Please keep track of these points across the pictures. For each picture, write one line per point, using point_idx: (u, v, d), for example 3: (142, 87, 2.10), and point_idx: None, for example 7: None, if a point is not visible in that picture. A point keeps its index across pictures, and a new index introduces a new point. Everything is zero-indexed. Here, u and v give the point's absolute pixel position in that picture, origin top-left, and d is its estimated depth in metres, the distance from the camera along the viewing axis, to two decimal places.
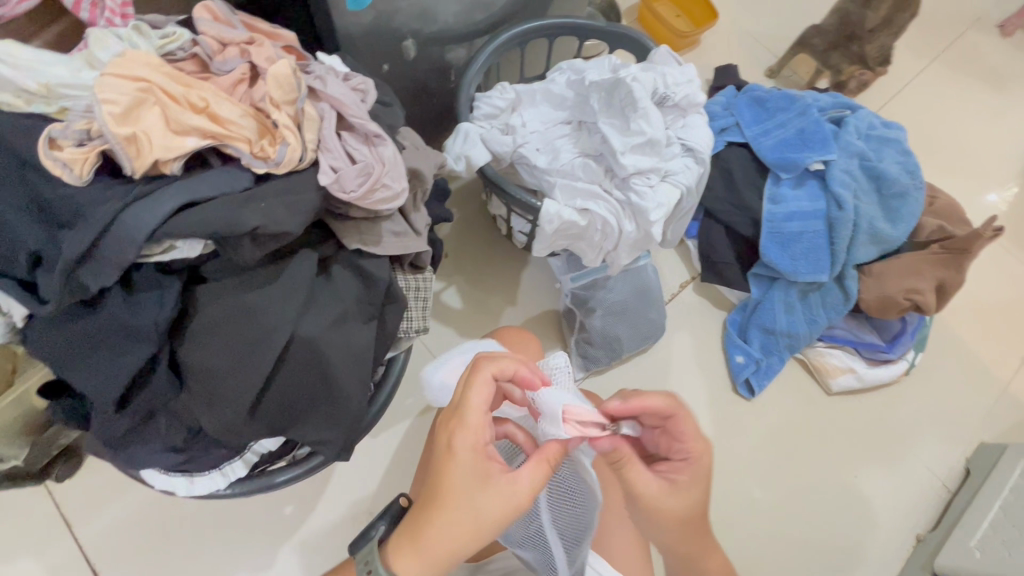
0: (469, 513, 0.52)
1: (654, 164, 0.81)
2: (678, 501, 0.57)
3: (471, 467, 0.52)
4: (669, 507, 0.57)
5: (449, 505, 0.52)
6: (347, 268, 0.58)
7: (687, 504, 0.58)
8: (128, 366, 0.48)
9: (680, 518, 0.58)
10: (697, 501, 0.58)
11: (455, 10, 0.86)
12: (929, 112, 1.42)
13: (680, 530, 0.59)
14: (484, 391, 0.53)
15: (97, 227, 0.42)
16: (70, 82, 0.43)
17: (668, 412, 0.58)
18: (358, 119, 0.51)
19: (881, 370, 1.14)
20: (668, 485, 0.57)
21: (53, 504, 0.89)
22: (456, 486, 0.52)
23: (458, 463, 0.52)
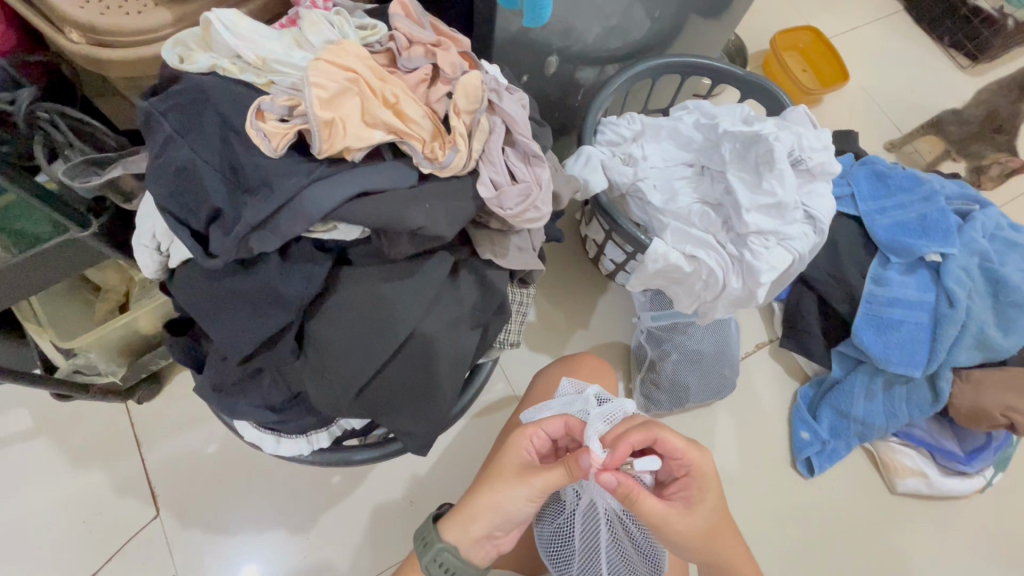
0: (501, 496, 0.63)
1: (775, 227, 0.79)
2: (691, 518, 0.61)
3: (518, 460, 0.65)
4: (681, 526, 0.60)
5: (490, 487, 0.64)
6: (473, 276, 0.59)
7: (700, 521, 0.61)
8: (266, 328, 0.51)
9: (699, 534, 0.61)
10: (711, 512, 0.62)
11: (601, 33, 0.87)
12: None
13: (704, 545, 0.62)
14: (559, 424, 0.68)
15: (278, 199, 0.44)
16: (284, 59, 0.45)
17: (650, 439, 0.61)
18: (524, 137, 0.52)
19: (954, 481, 1.08)
20: (679, 507, 0.61)
21: (131, 423, 0.96)
22: (501, 474, 0.64)
23: (511, 453, 0.65)
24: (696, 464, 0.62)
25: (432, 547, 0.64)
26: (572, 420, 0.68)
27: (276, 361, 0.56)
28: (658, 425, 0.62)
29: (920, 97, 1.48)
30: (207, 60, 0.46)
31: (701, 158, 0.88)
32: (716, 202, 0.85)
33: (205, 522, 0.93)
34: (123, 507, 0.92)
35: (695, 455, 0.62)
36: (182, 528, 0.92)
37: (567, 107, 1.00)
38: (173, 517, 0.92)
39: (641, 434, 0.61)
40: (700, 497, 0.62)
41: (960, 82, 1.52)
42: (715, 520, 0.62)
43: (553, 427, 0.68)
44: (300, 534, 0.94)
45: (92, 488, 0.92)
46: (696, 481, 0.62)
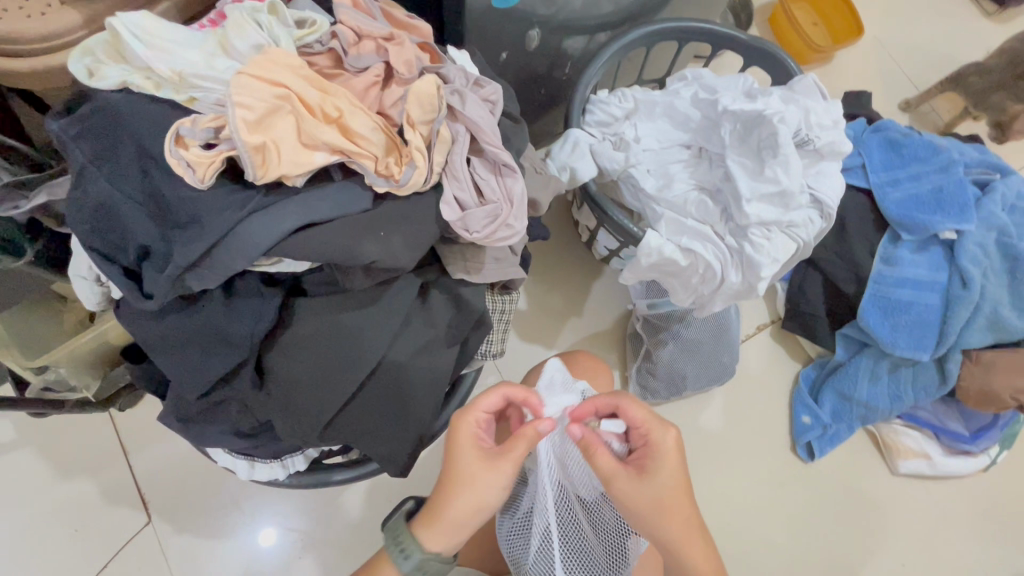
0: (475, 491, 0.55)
1: (778, 216, 0.73)
2: (642, 486, 0.57)
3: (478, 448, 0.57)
4: (628, 491, 0.57)
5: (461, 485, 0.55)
6: (445, 294, 0.55)
7: (651, 492, 0.57)
8: (218, 367, 0.47)
9: (648, 504, 0.57)
10: (665, 486, 0.57)
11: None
12: None
13: (654, 517, 0.57)
14: (494, 396, 0.60)
15: (210, 237, 0.39)
16: (206, 74, 0.39)
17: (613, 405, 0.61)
18: (492, 147, 0.46)
19: (957, 461, 1.06)
20: (631, 472, 0.57)
21: (115, 431, 0.94)
22: (466, 467, 0.56)
23: (463, 443, 0.57)
24: (655, 434, 0.59)
25: (412, 559, 0.55)
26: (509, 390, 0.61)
27: (236, 394, 0.52)
28: (624, 393, 0.61)
29: (941, 50, 1.36)
30: (116, 74, 0.40)
31: (699, 139, 0.81)
32: (715, 188, 0.78)
33: (198, 527, 0.92)
34: (114, 514, 0.91)
35: (653, 424, 0.59)
36: (175, 533, 0.92)
37: (554, 82, 0.92)
38: (165, 523, 0.92)
39: (602, 398, 0.61)
40: (654, 467, 0.57)
41: (985, 32, 1.40)
42: (669, 494, 0.57)
43: (488, 404, 0.59)
44: (293, 536, 0.93)
45: (82, 497, 0.91)
46: (653, 451, 0.58)
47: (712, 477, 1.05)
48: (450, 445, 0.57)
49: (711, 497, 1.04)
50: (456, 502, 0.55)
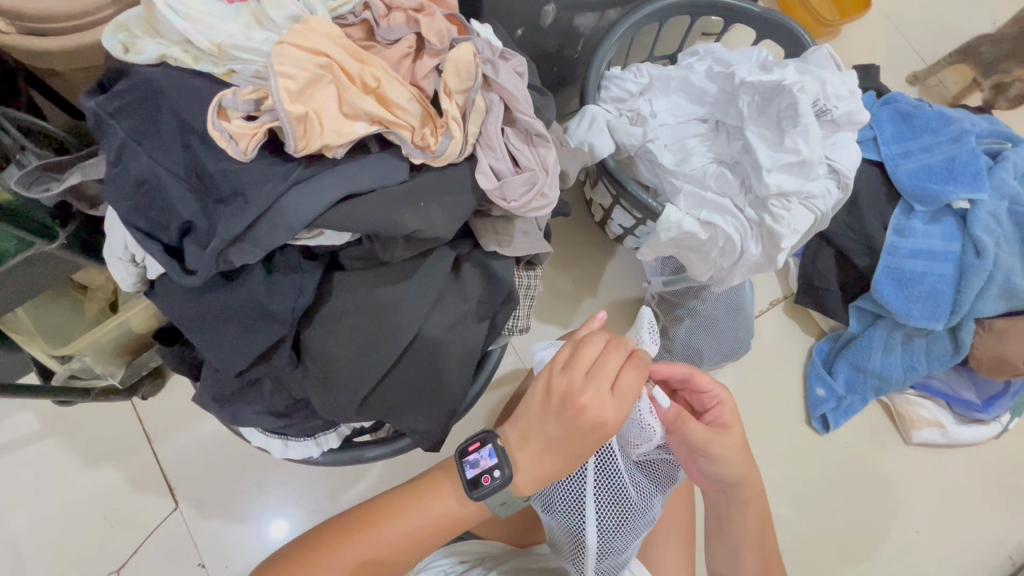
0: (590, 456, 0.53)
1: (798, 186, 0.73)
2: (728, 442, 0.60)
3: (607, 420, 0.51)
4: (718, 448, 0.60)
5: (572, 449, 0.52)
6: (477, 268, 0.55)
7: (736, 442, 0.61)
8: (260, 343, 0.47)
9: (736, 455, 0.61)
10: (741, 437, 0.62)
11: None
12: None
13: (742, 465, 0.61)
14: (619, 354, 0.52)
15: (255, 209, 0.39)
16: (243, 44, 0.39)
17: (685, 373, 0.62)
18: (526, 116, 0.46)
19: (969, 428, 1.07)
20: (715, 430, 0.61)
21: (138, 420, 0.94)
22: (589, 438, 0.51)
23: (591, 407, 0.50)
24: (725, 395, 0.62)
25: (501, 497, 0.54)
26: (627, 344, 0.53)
27: (275, 371, 0.52)
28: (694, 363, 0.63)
29: (947, 23, 1.36)
30: (153, 49, 0.40)
31: (716, 113, 0.81)
32: (732, 161, 0.79)
33: (225, 512, 0.93)
34: (142, 501, 0.92)
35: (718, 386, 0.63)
36: (202, 518, 0.93)
37: (566, 60, 0.92)
38: (193, 508, 0.93)
39: (680, 365, 0.62)
40: (730, 423, 0.62)
41: (991, 5, 1.39)
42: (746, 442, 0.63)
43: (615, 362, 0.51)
44: (318, 518, 0.95)
45: (109, 485, 0.92)
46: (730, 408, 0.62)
47: None
48: (573, 411, 0.50)
49: None
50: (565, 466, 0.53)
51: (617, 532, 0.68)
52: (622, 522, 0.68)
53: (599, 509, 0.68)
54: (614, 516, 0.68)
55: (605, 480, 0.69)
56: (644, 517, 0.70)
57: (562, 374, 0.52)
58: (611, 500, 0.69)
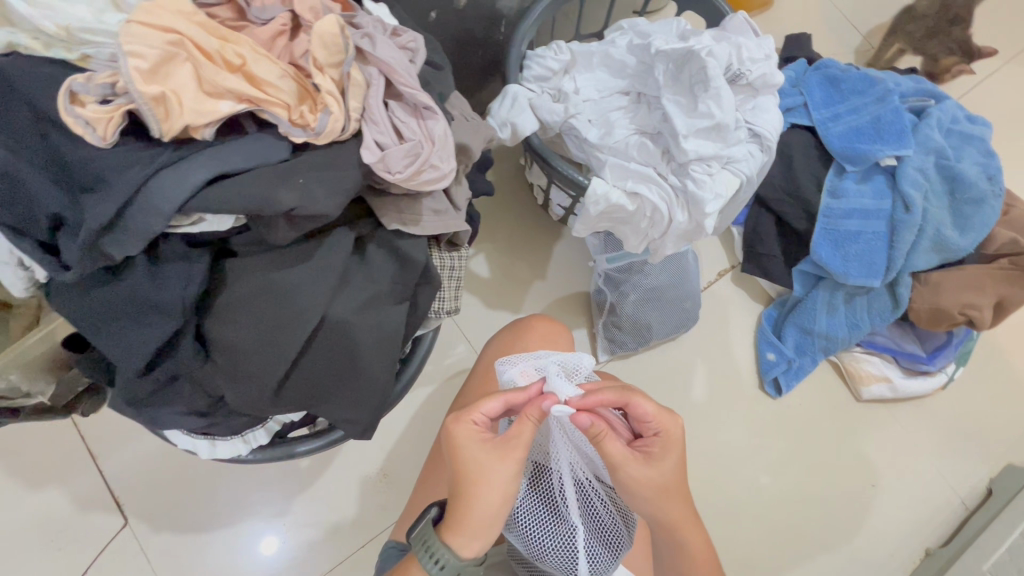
0: (491, 485, 0.52)
1: (717, 150, 0.74)
2: (650, 473, 0.55)
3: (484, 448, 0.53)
4: (635, 475, 0.55)
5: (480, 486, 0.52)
6: (383, 248, 0.54)
7: (656, 479, 0.55)
8: (154, 338, 0.46)
9: (652, 489, 0.55)
10: (670, 472, 0.56)
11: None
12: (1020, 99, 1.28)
13: (657, 500, 0.56)
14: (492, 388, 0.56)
15: (119, 195, 0.38)
16: (93, 26, 0.38)
17: (623, 400, 0.55)
18: (408, 88, 0.46)
19: (917, 381, 1.10)
20: (639, 457, 0.55)
21: (81, 437, 0.92)
22: (472, 462, 0.53)
23: (467, 445, 0.53)
24: (668, 425, 0.56)
25: (447, 567, 0.53)
26: (511, 395, 0.56)
27: (182, 367, 0.51)
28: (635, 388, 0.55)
29: None
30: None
31: (637, 84, 0.81)
32: (655, 131, 0.79)
33: (178, 524, 0.91)
34: (89, 520, 0.90)
35: (667, 416, 0.55)
36: (154, 532, 0.91)
37: (490, 43, 0.92)
38: (143, 523, 0.91)
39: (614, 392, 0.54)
40: (663, 456, 0.55)
41: None
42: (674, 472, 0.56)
43: (487, 408, 0.55)
44: (278, 522, 0.93)
45: (54, 506, 0.90)
46: (671, 442, 0.56)
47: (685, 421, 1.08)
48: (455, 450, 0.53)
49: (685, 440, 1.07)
50: (477, 506, 0.52)
51: (610, 563, 0.62)
52: (611, 552, 0.62)
53: (591, 548, 0.60)
54: (606, 550, 0.61)
55: (588, 509, 0.62)
56: (629, 541, 0.64)
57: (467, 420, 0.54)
58: (597, 531, 0.62)
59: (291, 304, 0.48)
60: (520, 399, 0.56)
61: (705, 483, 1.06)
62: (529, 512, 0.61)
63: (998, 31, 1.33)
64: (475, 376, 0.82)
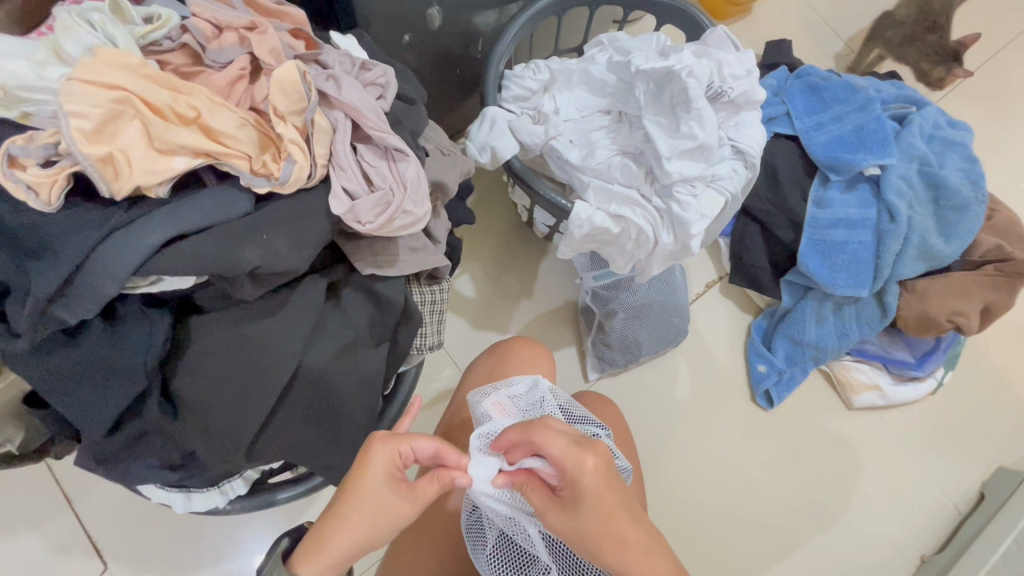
0: (378, 519, 0.51)
1: (701, 171, 0.73)
2: (569, 524, 0.52)
3: (390, 481, 0.52)
4: (556, 526, 0.53)
5: (355, 508, 0.51)
6: (359, 292, 0.52)
7: (578, 529, 0.52)
8: (115, 402, 0.44)
9: (577, 541, 0.53)
10: (591, 521, 0.52)
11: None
12: (1002, 101, 1.28)
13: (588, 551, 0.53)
14: (429, 443, 0.54)
15: (67, 262, 0.36)
16: (32, 84, 0.35)
17: (526, 441, 0.54)
18: (377, 131, 0.44)
19: (906, 387, 1.10)
20: (556, 507, 0.53)
21: (57, 481, 0.88)
22: (375, 489, 0.51)
23: (374, 474, 0.51)
24: (570, 470, 0.52)
25: None
26: (445, 446, 0.55)
27: (148, 425, 0.49)
28: (536, 425, 0.54)
29: None
30: None
31: (617, 104, 0.80)
32: (637, 151, 0.77)
33: (159, 565, 0.88)
34: (66, 567, 0.87)
35: (567, 459, 0.52)
36: None
37: (468, 61, 0.90)
38: (123, 568, 0.88)
39: (514, 433, 0.55)
40: (577, 504, 0.52)
41: None
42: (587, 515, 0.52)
43: (420, 448, 0.54)
44: (265, 561, 0.90)
45: (27, 554, 0.86)
46: (581, 484, 0.52)
47: (678, 437, 1.07)
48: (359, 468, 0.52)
49: (679, 456, 1.06)
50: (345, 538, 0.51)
51: None
52: None
53: None
54: None
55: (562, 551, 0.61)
56: None
57: (396, 462, 0.53)
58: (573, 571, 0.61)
59: (236, 377, 0.46)
60: (451, 455, 0.55)
61: (700, 499, 1.05)
62: (500, 557, 0.60)
63: (977, 32, 1.34)
64: (457, 403, 0.79)
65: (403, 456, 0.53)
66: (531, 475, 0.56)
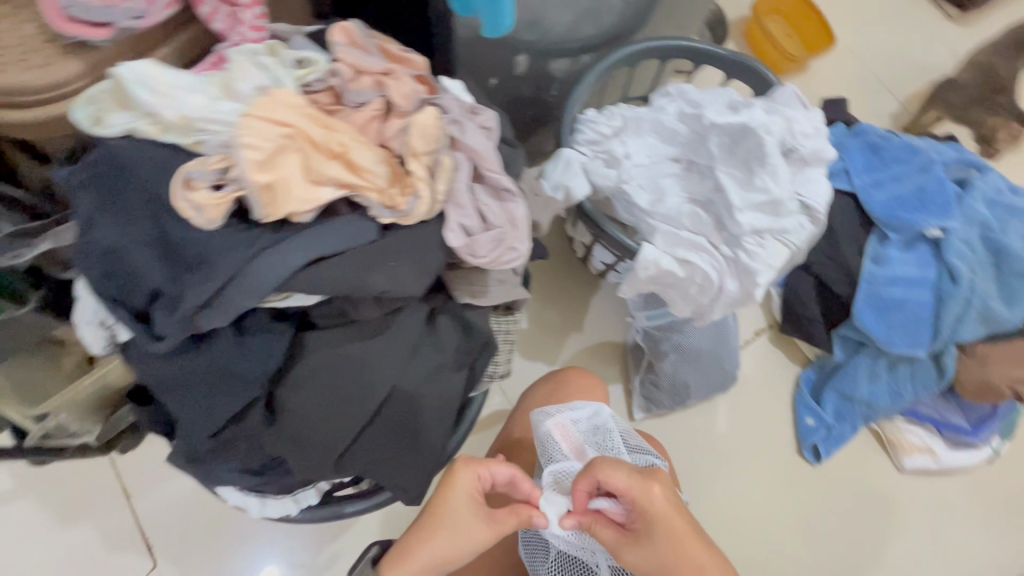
0: (460, 541, 0.55)
1: (771, 224, 0.75)
2: (644, 557, 0.54)
3: (474, 505, 0.56)
4: (632, 560, 0.54)
5: (444, 527, 0.55)
6: (452, 319, 0.55)
7: (655, 560, 0.53)
8: (229, 406, 0.47)
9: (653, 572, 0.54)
10: (665, 551, 0.53)
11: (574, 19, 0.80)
12: None
13: None
14: (505, 469, 0.57)
15: (221, 276, 0.39)
16: (212, 116, 0.41)
17: (594, 480, 0.55)
18: (494, 173, 0.48)
19: (960, 454, 1.06)
20: (630, 541, 0.54)
21: (117, 475, 0.92)
22: (457, 508, 0.55)
23: (459, 496, 0.55)
24: (641, 503, 0.54)
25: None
26: (520, 472, 0.58)
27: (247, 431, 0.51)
28: (601, 463, 0.55)
29: (912, 54, 1.41)
30: (122, 123, 0.41)
31: (688, 153, 0.82)
32: (706, 200, 0.80)
33: (205, 569, 0.90)
34: (118, 562, 0.89)
35: (637, 491, 0.54)
36: None
37: (541, 103, 0.94)
38: (171, 568, 0.90)
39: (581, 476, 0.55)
40: (650, 534, 0.53)
41: (953, 36, 1.44)
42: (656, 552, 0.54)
43: (497, 473, 0.57)
44: (305, 573, 0.91)
45: (83, 545, 0.89)
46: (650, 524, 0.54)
47: (722, 485, 1.05)
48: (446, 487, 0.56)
49: (721, 505, 1.04)
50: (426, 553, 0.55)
51: None
52: None
53: None
54: None
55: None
56: None
57: (477, 485, 0.56)
58: None
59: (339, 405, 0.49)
60: (524, 487, 0.58)
61: (742, 551, 1.02)
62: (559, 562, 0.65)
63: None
64: (517, 421, 0.82)
65: (483, 480, 0.57)
66: (601, 513, 0.56)
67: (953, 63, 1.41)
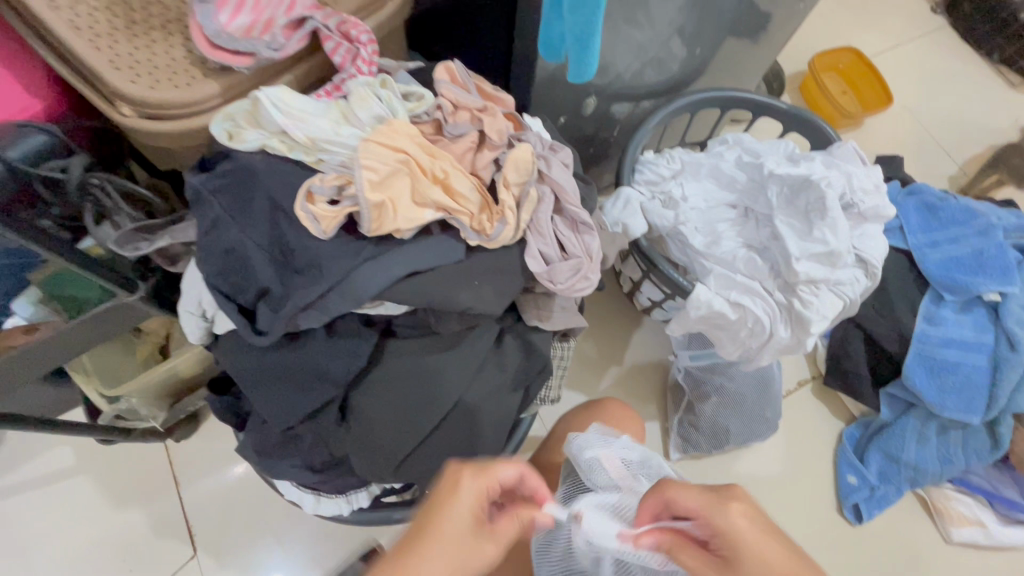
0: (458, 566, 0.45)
1: (827, 275, 0.76)
2: None
3: (473, 521, 0.47)
4: None
5: (435, 549, 0.45)
6: (517, 340, 0.58)
7: None
8: (310, 402, 0.51)
9: None
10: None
11: (641, 67, 0.85)
12: None
13: None
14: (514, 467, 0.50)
15: (328, 280, 0.44)
16: (335, 139, 0.47)
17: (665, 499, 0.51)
18: (574, 207, 0.51)
19: (1015, 530, 1.02)
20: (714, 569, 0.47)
21: (170, 462, 0.97)
22: (457, 519, 0.47)
23: (454, 506, 0.47)
24: (720, 522, 0.48)
25: None
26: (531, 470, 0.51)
27: (318, 429, 0.55)
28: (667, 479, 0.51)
29: (971, 118, 1.41)
30: (254, 138, 0.47)
31: (746, 200, 0.85)
32: (762, 246, 0.82)
33: (241, 563, 0.93)
34: (161, 547, 0.93)
35: (714, 508, 0.48)
36: (218, 569, 0.92)
37: (602, 142, 0.99)
38: (210, 559, 0.93)
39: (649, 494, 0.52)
40: (736, 562, 0.47)
41: (1012, 102, 1.44)
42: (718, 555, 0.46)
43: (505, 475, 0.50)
44: None
45: (131, 528, 0.93)
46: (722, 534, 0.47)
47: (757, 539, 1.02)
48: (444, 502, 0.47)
49: None
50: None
51: None
52: None
53: None
54: None
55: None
56: None
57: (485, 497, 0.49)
58: None
59: (337, 351, 0.50)
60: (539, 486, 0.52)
61: None
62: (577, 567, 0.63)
63: None
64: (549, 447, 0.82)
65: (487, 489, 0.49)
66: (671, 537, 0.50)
67: (1013, 129, 1.41)
